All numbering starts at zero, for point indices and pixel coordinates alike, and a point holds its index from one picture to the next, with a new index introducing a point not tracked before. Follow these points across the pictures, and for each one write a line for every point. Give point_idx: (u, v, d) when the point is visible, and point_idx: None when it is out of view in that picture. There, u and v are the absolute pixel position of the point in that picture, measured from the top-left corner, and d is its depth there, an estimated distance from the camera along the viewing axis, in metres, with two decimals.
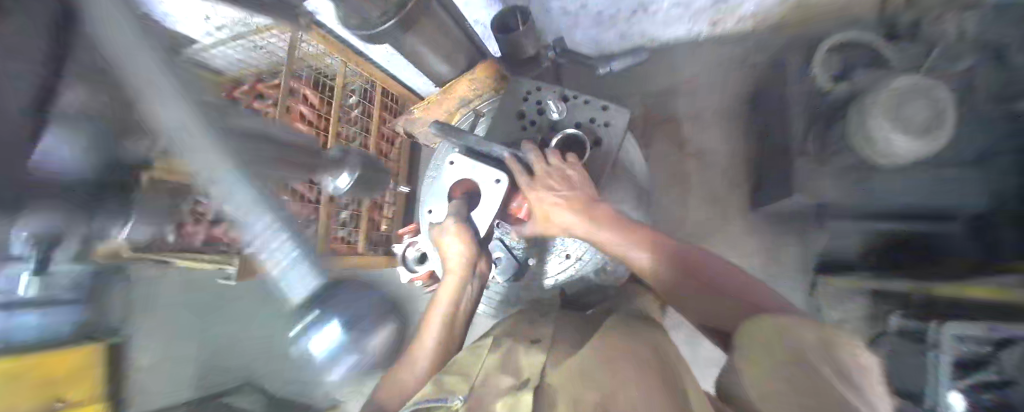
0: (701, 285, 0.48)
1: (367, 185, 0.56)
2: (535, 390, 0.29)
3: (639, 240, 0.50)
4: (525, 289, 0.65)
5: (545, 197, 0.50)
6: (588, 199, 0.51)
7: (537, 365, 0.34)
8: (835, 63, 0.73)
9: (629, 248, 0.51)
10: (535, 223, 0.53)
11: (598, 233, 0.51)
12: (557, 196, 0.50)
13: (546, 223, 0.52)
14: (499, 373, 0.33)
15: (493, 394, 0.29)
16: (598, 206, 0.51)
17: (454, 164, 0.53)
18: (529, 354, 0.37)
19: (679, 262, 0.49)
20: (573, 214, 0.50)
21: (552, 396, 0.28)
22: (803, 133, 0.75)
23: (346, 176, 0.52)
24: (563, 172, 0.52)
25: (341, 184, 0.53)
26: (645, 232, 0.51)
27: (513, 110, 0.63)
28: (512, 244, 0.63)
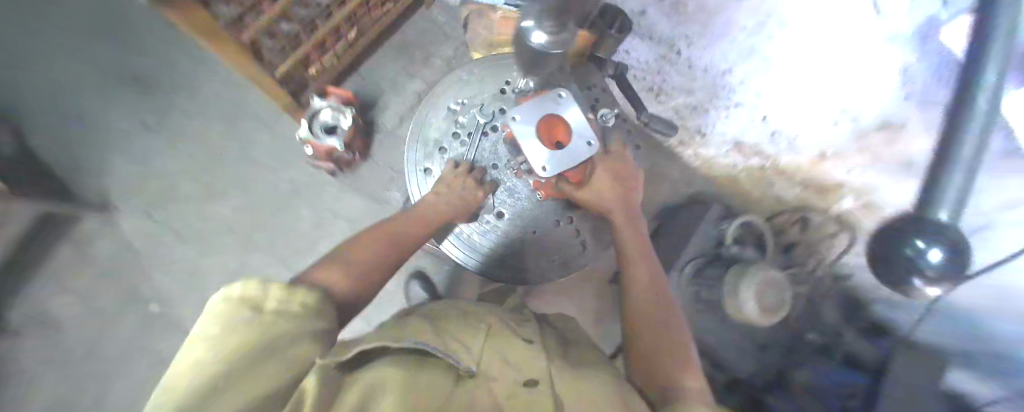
0: (658, 328, 0.54)
1: (540, 56, 0.47)
2: (536, 389, 0.38)
3: (636, 246, 0.63)
4: (472, 233, 0.74)
5: (597, 168, 0.64)
6: (623, 190, 0.66)
7: (528, 362, 0.43)
8: (744, 231, 0.98)
9: (627, 251, 0.63)
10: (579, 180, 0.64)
11: (618, 224, 0.65)
12: (600, 173, 0.64)
13: (585, 186, 0.64)
14: (506, 367, 0.41)
15: (500, 383, 0.38)
16: (624, 212, 0.65)
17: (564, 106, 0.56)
18: (519, 348, 0.45)
19: (651, 293, 0.58)
20: (608, 189, 0.65)
21: (551, 390, 0.38)
22: (693, 254, 0.97)
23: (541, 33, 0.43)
24: (621, 168, 0.66)
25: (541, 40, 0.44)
26: (647, 262, 0.62)
27: (581, 88, 0.73)
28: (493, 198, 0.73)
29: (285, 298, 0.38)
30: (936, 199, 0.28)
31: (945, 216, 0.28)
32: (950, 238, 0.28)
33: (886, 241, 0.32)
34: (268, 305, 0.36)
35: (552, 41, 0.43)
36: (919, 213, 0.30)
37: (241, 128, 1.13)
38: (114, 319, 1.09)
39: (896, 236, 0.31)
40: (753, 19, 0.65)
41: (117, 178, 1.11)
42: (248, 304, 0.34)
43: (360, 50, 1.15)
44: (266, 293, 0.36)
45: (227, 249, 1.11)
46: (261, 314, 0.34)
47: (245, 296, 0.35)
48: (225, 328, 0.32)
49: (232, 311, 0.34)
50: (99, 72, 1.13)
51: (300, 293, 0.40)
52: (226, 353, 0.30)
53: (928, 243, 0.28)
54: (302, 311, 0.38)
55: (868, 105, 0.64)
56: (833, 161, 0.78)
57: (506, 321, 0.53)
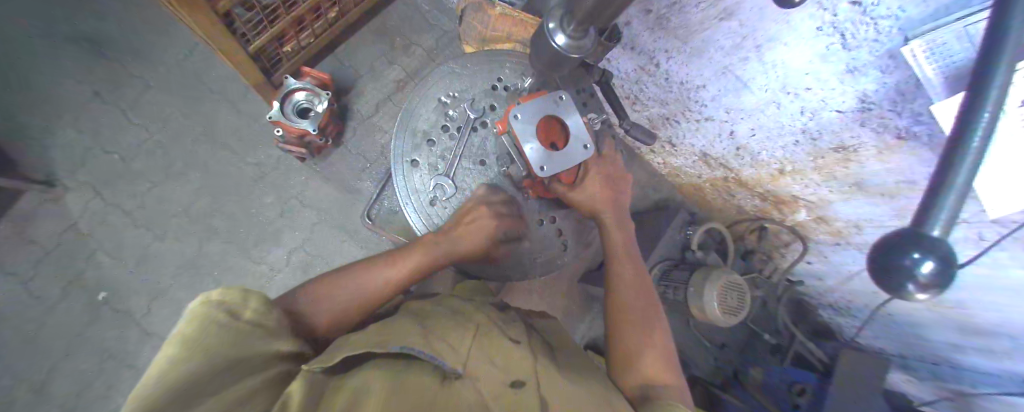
0: (642, 329, 0.59)
1: (557, 60, 0.48)
2: (520, 389, 0.42)
3: (624, 249, 0.67)
4: None
5: (588, 169, 0.66)
6: (614, 191, 0.68)
7: (506, 363, 0.45)
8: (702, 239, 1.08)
9: (617, 252, 0.67)
10: (570, 183, 0.66)
11: (608, 226, 0.67)
12: (592, 176, 0.66)
13: (577, 189, 0.65)
14: (496, 368, 0.44)
15: (489, 385, 0.42)
16: (614, 214, 0.68)
17: (561, 110, 0.58)
18: (504, 343, 0.48)
19: (636, 298, 0.62)
20: (600, 191, 0.67)
21: (534, 391, 0.42)
22: (661, 257, 1.05)
23: (561, 36, 0.45)
24: (612, 168, 0.68)
25: (560, 43, 0.45)
26: (633, 264, 0.66)
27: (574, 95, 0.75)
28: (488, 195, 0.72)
29: (262, 312, 0.46)
30: (937, 200, 0.19)
31: (941, 228, 0.19)
32: (944, 254, 0.20)
33: (880, 250, 0.24)
34: (245, 313, 0.44)
35: (572, 42, 0.44)
36: (911, 224, 0.21)
37: (206, 106, 1.07)
38: (48, 306, 0.99)
39: (890, 251, 0.22)
40: (729, 41, 0.68)
41: (59, 148, 1.02)
42: (222, 307, 0.43)
43: (337, 31, 1.09)
44: (246, 305, 0.45)
45: (182, 234, 1.03)
46: (236, 321, 0.43)
47: (226, 301, 0.44)
48: (203, 326, 0.40)
49: (215, 311, 0.42)
50: (44, 32, 1.05)
51: (275, 311, 0.48)
52: (211, 349, 0.38)
53: (923, 255, 0.20)
54: (276, 327, 0.46)
55: (825, 130, 0.67)
56: (791, 176, 0.84)
57: (495, 319, 0.55)
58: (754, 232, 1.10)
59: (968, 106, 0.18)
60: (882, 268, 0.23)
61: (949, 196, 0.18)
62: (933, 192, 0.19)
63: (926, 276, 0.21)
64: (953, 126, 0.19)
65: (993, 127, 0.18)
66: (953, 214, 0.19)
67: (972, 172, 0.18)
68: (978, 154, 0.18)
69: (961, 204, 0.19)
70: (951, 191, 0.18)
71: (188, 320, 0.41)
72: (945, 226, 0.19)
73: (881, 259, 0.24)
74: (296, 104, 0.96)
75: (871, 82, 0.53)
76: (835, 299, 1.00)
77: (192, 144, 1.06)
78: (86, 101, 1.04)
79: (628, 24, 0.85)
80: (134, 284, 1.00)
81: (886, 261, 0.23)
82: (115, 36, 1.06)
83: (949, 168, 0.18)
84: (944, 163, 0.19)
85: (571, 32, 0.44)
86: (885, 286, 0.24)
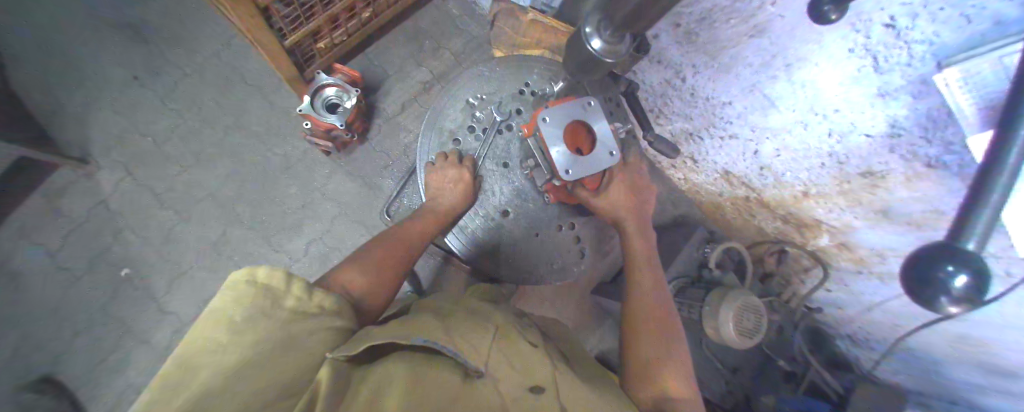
0: (658, 341, 0.58)
1: (591, 66, 0.49)
2: (541, 394, 0.41)
3: (643, 258, 0.67)
4: (482, 230, 0.74)
5: (612, 176, 0.66)
6: (636, 199, 0.68)
7: (531, 368, 0.45)
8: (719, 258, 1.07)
9: (635, 261, 0.66)
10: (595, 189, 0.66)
11: (628, 234, 0.67)
12: (615, 182, 0.66)
13: (599, 195, 0.66)
14: (515, 370, 0.44)
15: (511, 385, 0.42)
16: (634, 222, 0.67)
17: (589, 114, 0.59)
18: (520, 346, 0.49)
19: (653, 309, 0.62)
20: (622, 199, 0.67)
21: (551, 393, 0.42)
22: (675, 274, 1.04)
23: (597, 41, 0.45)
24: (635, 177, 0.68)
25: (596, 47, 0.46)
26: (651, 273, 0.66)
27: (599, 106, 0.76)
28: (510, 197, 0.73)
29: (304, 297, 0.47)
30: (972, 217, 0.19)
31: (976, 243, 0.20)
32: (980, 270, 0.20)
33: (915, 264, 0.24)
34: (287, 300, 0.45)
35: (607, 47, 0.45)
36: (948, 238, 0.21)
37: (240, 97, 1.12)
38: (74, 278, 1.04)
39: (927, 263, 0.22)
40: (759, 59, 0.67)
41: (99, 127, 1.08)
42: (270, 295, 0.44)
43: (369, 30, 1.12)
44: (288, 290, 0.46)
45: (207, 217, 1.08)
46: (278, 307, 0.43)
47: (269, 285, 0.45)
48: (246, 312, 0.41)
49: (259, 296, 0.43)
50: (96, 18, 1.12)
51: (319, 297, 0.48)
52: (259, 335, 0.40)
53: (958, 269, 0.20)
54: (320, 309, 0.47)
55: (853, 154, 0.66)
56: (815, 199, 0.82)
57: (511, 322, 0.56)
58: (774, 254, 1.07)
59: (1004, 131, 0.18)
60: (918, 281, 0.23)
61: (982, 212, 0.19)
62: (968, 208, 0.19)
63: (959, 289, 0.21)
64: (991, 149, 0.19)
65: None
66: (986, 231, 0.19)
67: (1005, 193, 0.18)
68: (1015, 169, 0.18)
69: (990, 224, 0.20)
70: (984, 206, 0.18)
71: (234, 299, 0.42)
72: (980, 241, 0.19)
73: (914, 272, 0.24)
74: (325, 99, 1.00)
75: (902, 107, 0.52)
76: (854, 330, 0.96)
77: (223, 132, 1.11)
78: (129, 86, 1.10)
79: (656, 38, 0.86)
80: (158, 263, 1.05)
81: (920, 275, 0.23)
82: (162, 26, 1.13)
83: (983, 186, 0.18)
84: (980, 180, 0.19)
85: (606, 36, 0.44)
86: (918, 299, 0.24)
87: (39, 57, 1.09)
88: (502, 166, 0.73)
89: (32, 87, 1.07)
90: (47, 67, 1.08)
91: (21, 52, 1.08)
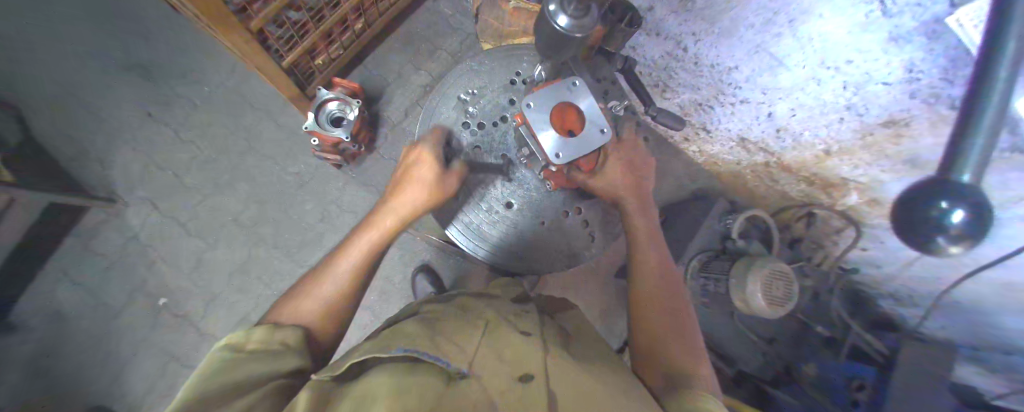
0: (666, 322, 0.57)
1: (561, 44, 0.47)
2: (524, 386, 0.40)
3: (647, 237, 0.65)
4: (486, 224, 0.73)
5: (608, 155, 0.64)
6: (636, 176, 0.66)
7: (526, 361, 0.45)
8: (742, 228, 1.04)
9: (639, 240, 0.65)
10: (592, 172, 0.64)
11: (631, 213, 0.66)
12: (612, 161, 0.64)
13: (598, 178, 0.64)
14: (503, 364, 0.44)
15: (501, 381, 0.41)
16: (636, 200, 0.66)
17: (572, 94, 0.58)
18: (519, 338, 0.48)
19: (659, 288, 0.61)
20: (621, 177, 0.65)
21: (535, 384, 0.41)
22: (697, 249, 1.02)
23: (563, 17, 0.44)
24: (633, 153, 0.66)
25: (560, 23, 0.44)
26: (656, 252, 0.64)
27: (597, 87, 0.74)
28: (511, 189, 0.73)
29: (267, 338, 0.49)
30: (963, 148, 0.18)
31: (972, 174, 0.18)
32: (974, 203, 0.19)
33: (902, 208, 0.23)
34: (250, 345, 0.48)
35: (574, 21, 0.43)
36: (936, 175, 0.20)
37: (250, 122, 1.16)
38: (118, 310, 1.11)
39: (917, 206, 0.22)
40: (760, 18, 0.64)
41: (123, 166, 1.14)
42: (231, 348, 0.46)
43: (365, 40, 1.13)
44: (249, 337, 0.49)
45: (233, 241, 1.13)
46: (240, 355, 0.46)
47: (229, 343, 0.47)
48: (209, 367, 0.44)
49: (219, 355, 0.46)
50: (105, 63, 1.17)
51: (280, 333, 0.51)
52: (211, 379, 0.42)
53: (952, 205, 0.19)
54: (280, 348, 0.49)
55: (872, 105, 0.62)
56: (838, 157, 0.77)
57: (511, 316, 0.56)
58: (801, 219, 1.03)
59: (989, 47, 0.17)
60: (910, 225, 0.22)
61: (974, 141, 0.18)
62: (956, 140, 0.18)
63: (956, 225, 0.20)
64: (978, 67, 0.18)
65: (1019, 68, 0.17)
66: (984, 158, 0.18)
67: (1000, 120, 0.17)
68: (1006, 92, 0.17)
69: (988, 153, 0.18)
70: (977, 132, 0.17)
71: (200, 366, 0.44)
72: (976, 172, 0.18)
73: (908, 213, 0.23)
74: (329, 114, 1.00)
75: (917, 50, 0.49)
76: (895, 289, 0.91)
77: (238, 158, 1.15)
78: (144, 125, 1.16)
79: (651, 9, 0.83)
80: (194, 288, 1.11)
81: (910, 218, 0.22)
82: (167, 63, 1.17)
83: (973, 113, 0.17)
84: (969, 105, 0.18)
85: (570, 8, 0.42)
86: (915, 244, 0.23)
87: (59, 106, 1.15)
88: (501, 158, 0.73)
89: (56, 136, 1.14)
90: (67, 115, 1.15)
91: (40, 104, 1.14)
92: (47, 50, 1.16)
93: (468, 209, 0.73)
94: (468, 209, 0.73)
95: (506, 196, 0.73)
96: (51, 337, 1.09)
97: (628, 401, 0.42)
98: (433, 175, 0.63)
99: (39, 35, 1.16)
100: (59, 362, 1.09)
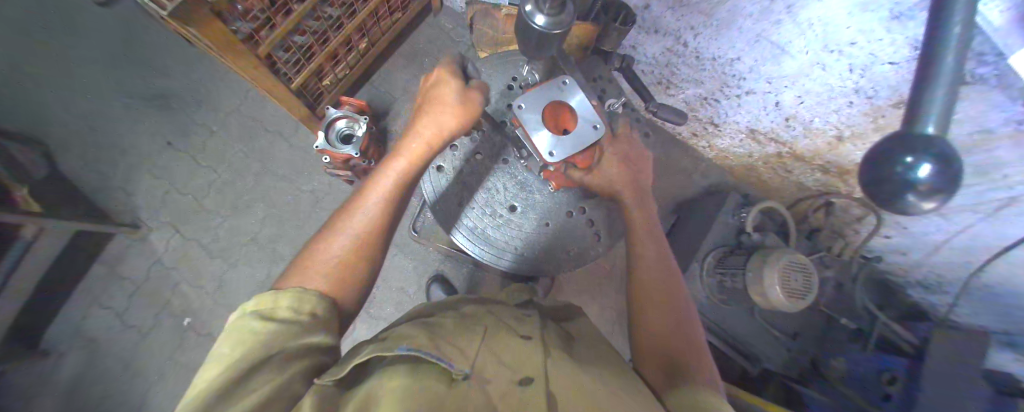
0: (668, 319, 0.56)
1: (543, 43, 0.47)
2: (525, 389, 0.41)
3: (648, 233, 0.65)
4: (491, 228, 0.74)
5: (605, 155, 0.64)
6: (635, 172, 0.66)
7: (533, 364, 0.45)
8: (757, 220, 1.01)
9: (638, 236, 0.65)
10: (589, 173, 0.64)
11: (630, 209, 0.66)
12: (609, 161, 0.64)
13: (596, 176, 0.64)
14: (504, 368, 0.44)
15: (502, 383, 0.42)
16: (635, 195, 0.66)
17: (562, 92, 0.59)
18: (520, 343, 0.49)
19: (660, 284, 0.60)
20: (619, 173, 0.65)
21: (535, 387, 0.41)
22: (710, 244, 1.00)
23: (540, 17, 0.44)
24: (632, 149, 0.66)
25: (537, 22, 0.44)
26: (656, 248, 0.64)
27: (593, 88, 0.75)
28: (514, 192, 0.74)
29: (295, 306, 0.48)
30: (924, 104, 0.20)
31: (936, 126, 0.20)
32: (937, 155, 0.19)
33: (869, 164, 0.23)
34: (279, 313, 0.46)
35: (552, 20, 0.44)
36: (903, 129, 0.21)
37: (265, 144, 1.21)
38: (147, 331, 1.16)
39: (884, 162, 0.22)
40: (757, 7, 0.63)
41: (148, 193, 1.20)
42: (257, 314, 0.45)
43: (370, 59, 1.17)
44: (276, 305, 0.47)
45: (253, 260, 1.17)
46: (268, 324, 0.44)
47: (258, 309, 0.46)
48: (232, 341, 0.42)
49: (246, 322, 0.44)
50: (128, 97, 1.24)
51: (310, 302, 0.49)
52: (243, 353, 0.41)
53: (916, 158, 0.20)
54: (309, 319, 0.47)
55: (880, 86, 0.60)
56: (851, 142, 0.75)
57: (513, 321, 0.56)
58: (819, 208, 1.00)
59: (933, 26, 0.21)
60: (877, 184, 0.22)
61: (935, 92, 0.20)
62: (916, 102, 0.20)
63: (925, 180, 0.20)
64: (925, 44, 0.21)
65: (961, 39, 0.20)
66: (945, 115, 0.20)
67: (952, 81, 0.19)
68: (954, 57, 0.19)
69: (948, 111, 0.20)
70: (937, 88, 0.19)
71: (224, 337, 0.43)
72: (938, 125, 0.20)
73: (875, 179, 0.23)
74: (339, 132, 1.03)
75: (920, 25, 0.47)
76: (922, 276, 0.87)
77: (255, 179, 1.19)
78: (166, 153, 1.22)
79: (646, 8, 0.83)
80: (217, 307, 1.15)
81: (878, 177, 0.22)
82: (185, 93, 1.24)
83: (930, 74, 0.20)
84: (921, 74, 0.20)
85: (546, 7, 0.43)
86: (885, 205, 0.23)
87: (87, 139, 1.22)
88: (502, 163, 0.74)
89: (85, 169, 1.21)
90: (95, 149, 1.22)
91: (70, 139, 1.22)
92: (76, 88, 1.24)
93: (472, 214, 0.74)
94: (472, 213, 0.74)
95: (509, 200, 0.74)
96: (87, 359, 1.15)
97: (630, 400, 0.41)
98: (460, 107, 0.61)
99: (67, 74, 1.24)
100: (92, 383, 1.14)
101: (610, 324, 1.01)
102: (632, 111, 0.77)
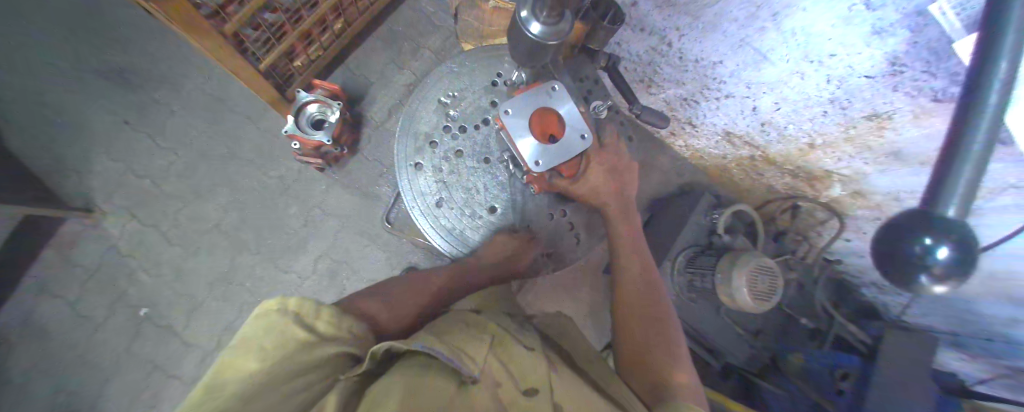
0: (650, 330, 0.57)
1: (537, 51, 0.45)
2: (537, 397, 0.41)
3: (630, 243, 0.65)
4: (471, 231, 0.72)
5: (588, 164, 0.62)
6: (618, 177, 0.65)
7: (540, 370, 0.45)
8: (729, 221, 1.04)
9: (621, 246, 0.65)
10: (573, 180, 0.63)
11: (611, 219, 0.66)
12: (594, 167, 0.63)
13: (581, 183, 0.63)
14: (502, 374, 0.44)
15: (508, 393, 0.41)
16: (616, 202, 0.66)
17: (550, 97, 0.58)
18: (511, 346, 0.48)
19: (642, 295, 0.61)
20: (602, 180, 0.64)
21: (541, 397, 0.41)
22: (684, 244, 1.01)
23: (536, 27, 0.42)
24: (616, 153, 0.66)
25: (534, 31, 0.42)
26: (639, 259, 0.64)
27: (579, 88, 0.73)
28: (492, 193, 0.72)
29: (335, 321, 0.49)
30: (947, 184, 0.18)
31: (956, 209, 0.19)
32: (957, 242, 0.19)
33: (886, 237, 0.23)
34: (319, 324, 0.48)
35: (549, 29, 0.42)
36: (923, 204, 0.20)
37: (224, 125, 1.11)
38: (95, 324, 1.07)
39: (899, 236, 0.22)
40: (744, 12, 0.63)
41: (95, 175, 1.10)
42: (297, 320, 0.46)
43: (344, 41, 1.10)
44: (316, 315, 0.48)
45: (214, 249, 1.09)
46: (306, 332, 0.46)
47: (299, 313, 0.47)
48: (269, 334, 0.44)
49: (284, 324, 0.45)
50: (69, 67, 1.11)
51: (349, 321, 0.51)
52: (280, 349, 0.43)
53: (937, 242, 0.20)
54: (343, 333, 0.49)
55: (855, 98, 0.62)
56: (822, 150, 0.78)
57: (498, 323, 0.55)
58: (786, 210, 1.04)
59: (974, 79, 0.17)
60: (891, 261, 0.23)
61: (965, 171, 0.17)
62: (942, 174, 0.19)
63: (940, 262, 0.20)
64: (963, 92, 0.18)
65: (1007, 99, 0.17)
66: (969, 197, 0.18)
67: (979, 166, 0.17)
68: (991, 131, 0.17)
69: (976, 190, 0.18)
70: (966, 165, 0.17)
71: (263, 330, 0.44)
72: (960, 208, 0.19)
73: (887, 244, 0.23)
74: (310, 117, 0.96)
75: (901, 42, 0.49)
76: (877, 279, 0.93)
77: (216, 163, 1.10)
78: (113, 130, 1.11)
79: (635, 5, 0.81)
80: (174, 298, 1.07)
81: (891, 252, 0.23)
82: (135, 65, 1.12)
83: (957, 144, 0.18)
84: (951, 139, 0.18)
85: (544, 13, 0.40)
86: (896, 279, 0.24)
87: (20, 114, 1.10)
88: (483, 162, 0.72)
89: (24, 147, 1.09)
90: (33, 124, 1.10)
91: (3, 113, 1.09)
92: (13, 59, 1.11)
93: (451, 218, 0.71)
94: (451, 218, 0.71)
95: (489, 202, 0.72)
96: (28, 353, 1.05)
97: None
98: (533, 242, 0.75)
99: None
100: (34, 379, 1.05)
101: (583, 319, 1.03)
102: (616, 112, 0.76)
